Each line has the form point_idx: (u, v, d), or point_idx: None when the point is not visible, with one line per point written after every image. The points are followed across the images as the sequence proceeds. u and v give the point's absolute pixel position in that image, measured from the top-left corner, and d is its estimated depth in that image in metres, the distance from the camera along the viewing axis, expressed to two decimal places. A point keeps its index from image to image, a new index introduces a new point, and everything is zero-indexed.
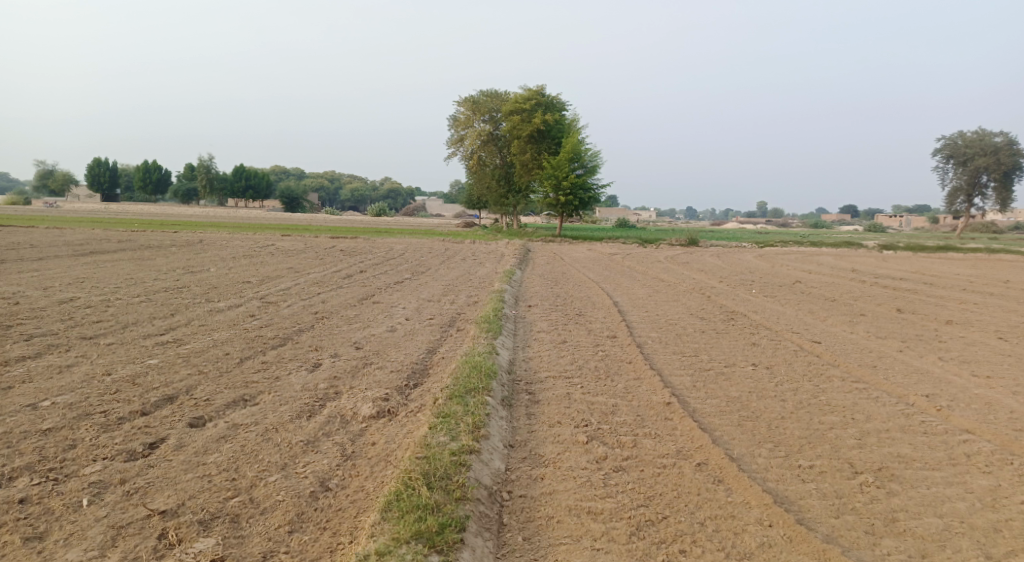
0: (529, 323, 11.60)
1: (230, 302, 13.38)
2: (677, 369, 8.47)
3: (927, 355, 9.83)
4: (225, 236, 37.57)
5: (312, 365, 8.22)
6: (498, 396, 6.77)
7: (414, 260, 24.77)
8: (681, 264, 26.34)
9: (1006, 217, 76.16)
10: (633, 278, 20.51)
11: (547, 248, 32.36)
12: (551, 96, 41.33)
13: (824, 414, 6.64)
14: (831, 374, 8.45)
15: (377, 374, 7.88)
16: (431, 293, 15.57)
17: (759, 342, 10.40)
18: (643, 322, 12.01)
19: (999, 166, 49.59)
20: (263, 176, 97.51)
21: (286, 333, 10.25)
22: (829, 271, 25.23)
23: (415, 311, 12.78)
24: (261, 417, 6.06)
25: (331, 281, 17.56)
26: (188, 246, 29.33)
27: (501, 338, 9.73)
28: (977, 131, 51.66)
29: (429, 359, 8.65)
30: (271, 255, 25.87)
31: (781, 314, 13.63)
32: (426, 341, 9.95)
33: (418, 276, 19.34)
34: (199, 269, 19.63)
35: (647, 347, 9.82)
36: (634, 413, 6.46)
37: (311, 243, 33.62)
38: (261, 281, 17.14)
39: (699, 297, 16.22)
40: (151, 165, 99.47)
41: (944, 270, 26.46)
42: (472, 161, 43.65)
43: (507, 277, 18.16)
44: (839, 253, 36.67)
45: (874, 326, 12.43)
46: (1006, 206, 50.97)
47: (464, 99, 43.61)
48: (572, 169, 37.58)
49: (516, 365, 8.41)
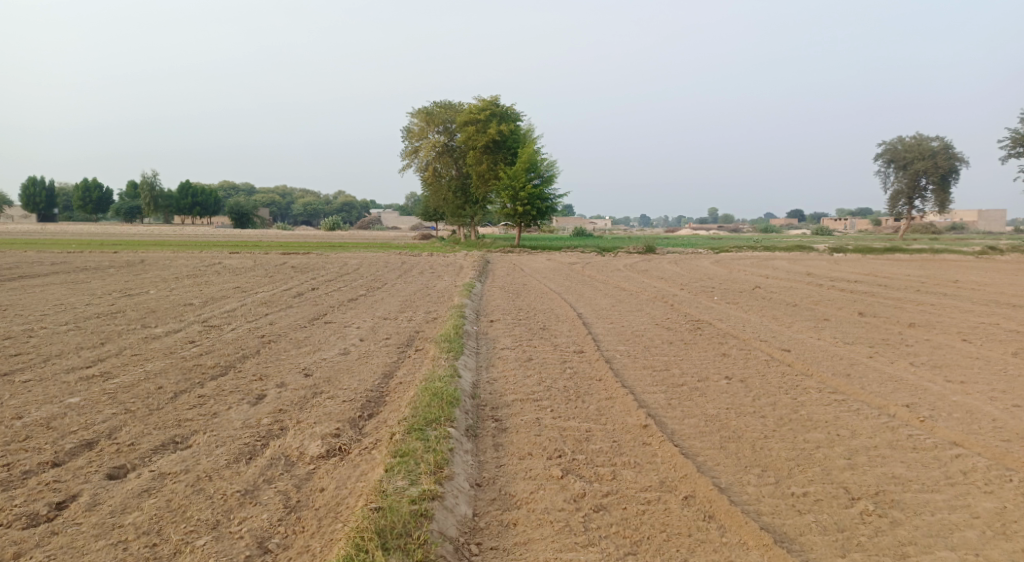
0: (491, 340, 11.03)
1: (168, 328, 12.46)
2: (650, 385, 8.01)
3: (898, 360, 9.62)
4: (170, 254, 36.07)
5: (255, 397, 7.52)
6: (462, 426, 6.19)
7: (369, 275, 24.00)
8: (641, 272, 26.14)
9: (945, 218, 78.97)
10: (594, 288, 20.18)
11: (506, 259, 31.92)
12: (505, 106, 41.06)
13: (809, 431, 6.25)
14: (807, 385, 8.13)
15: (328, 404, 7.23)
16: (387, 310, 14.88)
17: (730, 353, 10.05)
18: (609, 334, 11.58)
19: (937, 169, 51.25)
20: (211, 192, 94.80)
21: (228, 361, 9.47)
22: (786, 276, 25.33)
23: (369, 330, 12.10)
24: (192, 464, 5.36)
25: (282, 301, 16.73)
26: (129, 267, 27.95)
27: (462, 358, 9.13)
28: (915, 136, 53.49)
29: (385, 385, 8.01)
30: (217, 274, 24.74)
31: (746, 322, 13.38)
32: (381, 364, 9.30)
33: (374, 293, 18.61)
34: (138, 292, 18.51)
35: (616, 362, 9.36)
36: (609, 439, 5.96)
37: (260, 260, 32.46)
38: (205, 303, 16.20)
39: (663, 306, 15.94)
40: (92, 183, 95.83)
41: (895, 272, 26.86)
42: (427, 173, 42.98)
43: (466, 291, 17.58)
44: (792, 257, 37.11)
45: (839, 331, 12.26)
46: (945, 208, 52.61)
47: (417, 110, 42.98)
48: (528, 179, 37.27)
49: (479, 388, 7.83)
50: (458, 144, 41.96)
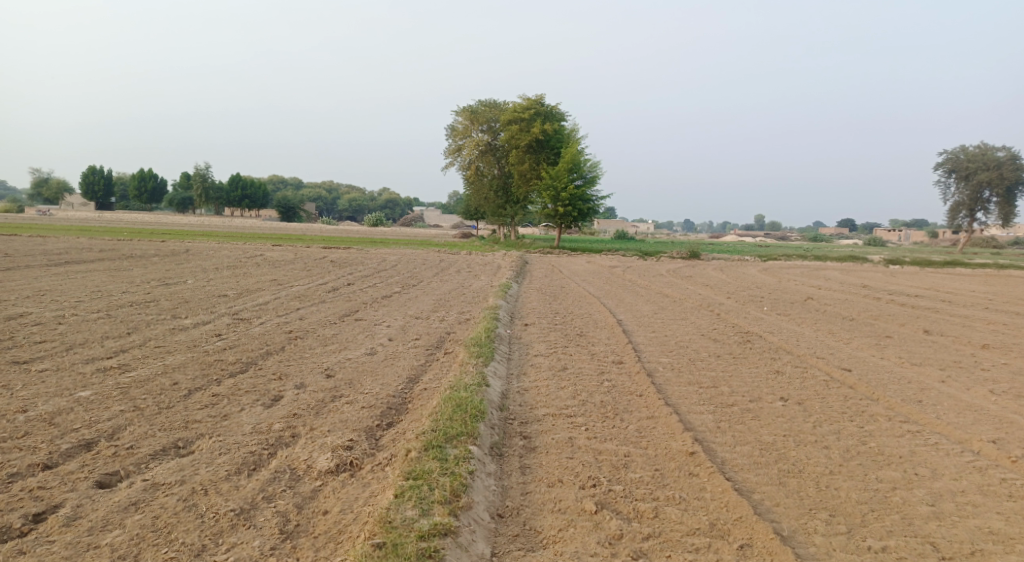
0: (525, 345, 10.43)
1: (197, 319, 12.21)
2: (696, 405, 7.28)
3: (975, 387, 8.65)
4: (215, 245, 36.51)
5: (270, 398, 7.06)
6: (486, 443, 5.59)
7: (406, 272, 23.67)
8: (685, 278, 25.23)
9: (1007, 231, 75.30)
10: (635, 293, 19.42)
11: (546, 260, 31.34)
12: (550, 105, 40.44)
13: (881, 468, 5.48)
14: (874, 411, 7.29)
15: (347, 410, 6.73)
16: (420, 309, 14.42)
17: (783, 371, 9.24)
18: (651, 344, 10.87)
19: (1002, 180, 48.67)
20: (259, 186, 96.58)
21: (250, 357, 9.08)
22: (839, 287, 24.09)
23: (399, 330, 11.61)
24: (189, 475, 4.89)
25: (315, 295, 16.44)
26: (172, 256, 28.24)
27: (492, 366, 8.53)
28: (979, 145, 50.98)
29: (409, 392, 7.47)
30: (256, 266, 24.73)
31: (800, 336, 12.49)
32: (407, 367, 8.78)
33: (409, 290, 18.20)
34: (175, 281, 18.47)
35: (659, 376, 8.64)
36: (651, 466, 5.29)
37: (300, 254, 32.48)
38: (239, 295, 16.01)
39: (708, 315, 15.09)
40: (147, 173, 98.94)
41: (959, 287, 25.32)
42: (470, 171, 42.65)
43: (503, 292, 17.03)
44: (845, 268, 35.52)
45: (904, 351, 11.28)
46: (1009, 222, 49.86)
47: (462, 108, 42.63)
48: (571, 180, 36.57)
49: (508, 400, 7.23)
50: (501, 143, 41.50)
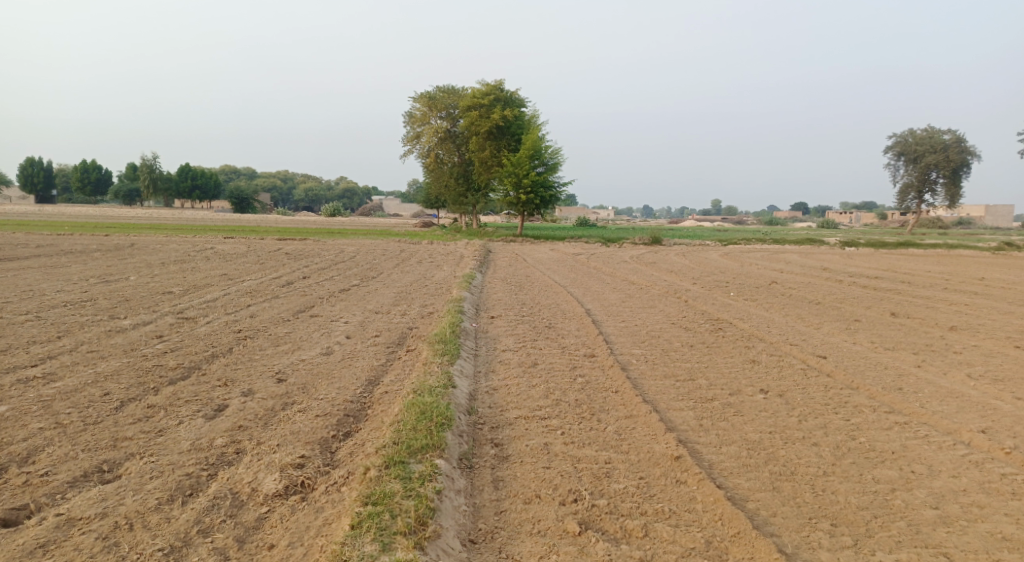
0: (491, 340, 9.91)
1: (138, 320, 11.34)
2: (676, 401, 6.88)
3: (952, 373, 8.46)
4: (163, 238, 35.00)
5: (213, 408, 6.39)
6: (455, 455, 5.07)
7: (365, 264, 22.86)
8: (649, 264, 25.07)
9: (952, 213, 77.64)
10: (601, 280, 19.10)
11: (509, 249, 30.87)
12: (509, 91, 39.79)
13: (876, 467, 5.15)
14: (857, 401, 6.99)
15: (299, 419, 6.12)
16: (380, 302, 13.78)
17: (760, 360, 8.93)
18: (622, 335, 10.48)
19: (947, 162, 49.86)
20: (211, 176, 93.58)
21: (193, 361, 8.36)
22: (801, 270, 24.19)
23: (357, 326, 10.95)
24: (112, 505, 4.26)
25: (268, 290, 15.63)
26: (116, 251, 26.84)
27: (458, 364, 7.99)
28: (926, 128, 52.14)
29: (368, 396, 6.89)
30: (206, 260, 23.60)
31: (771, 322, 12.26)
32: (366, 368, 8.18)
33: (368, 283, 17.48)
34: (117, 278, 17.38)
35: (633, 369, 8.22)
36: (635, 475, 4.86)
37: (254, 246, 31.30)
38: (186, 292, 15.09)
39: (676, 302, 14.77)
40: (90, 165, 94.87)
41: (916, 268, 25.71)
42: (429, 159, 41.77)
43: (466, 283, 16.48)
44: (804, 250, 35.93)
45: (875, 335, 11.11)
46: (955, 203, 51.18)
47: (419, 94, 41.65)
48: (532, 167, 36.05)
49: (477, 402, 6.71)
50: (460, 130, 40.71)
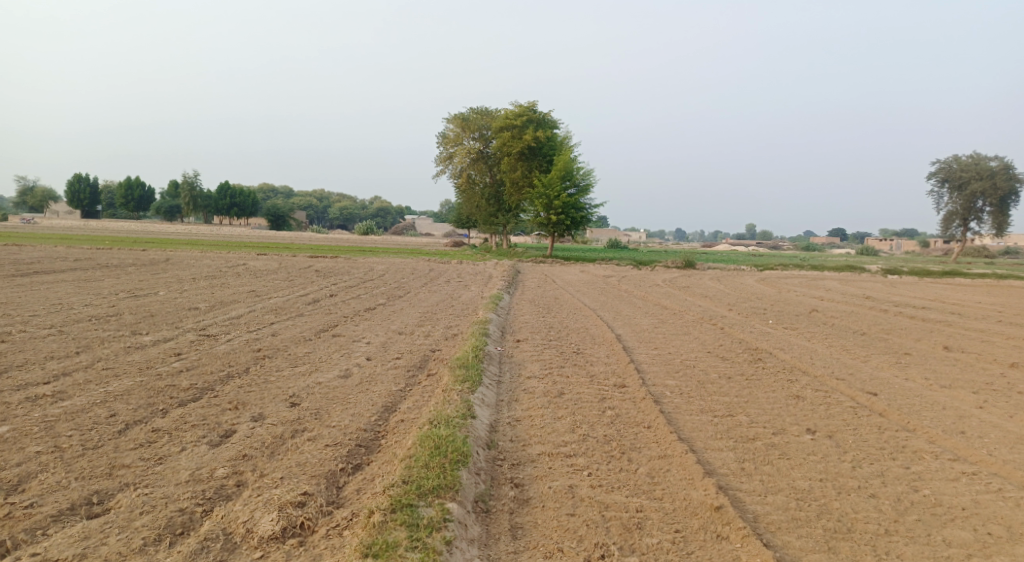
0: (516, 366, 9.47)
1: (159, 336, 11.16)
2: (714, 439, 6.34)
3: (1018, 415, 7.74)
4: (197, 254, 35.35)
5: (220, 434, 6.05)
6: (470, 497, 4.64)
7: (393, 283, 22.66)
8: (683, 289, 24.40)
9: (999, 242, 75.08)
10: (632, 304, 18.56)
11: (539, 270, 30.50)
12: (542, 112, 39.65)
13: (946, 527, 4.56)
14: (916, 446, 6.35)
15: (308, 449, 5.72)
16: (405, 323, 13.44)
17: (804, 395, 8.31)
18: (655, 363, 9.94)
19: (995, 190, 48.15)
20: (248, 194, 95.27)
21: (206, 382, 8.06)
22: (842, 299, 23.28)
23: (379, 348, 10.60)
24: (95, 547, 3.91)
25: (293, 308, 15.43)
26: (150, 265, 27.08)
27: (480, 392, 7.56)
28: (972, 154, 50.53)
29: (383, 425, 6.50)
30: (236, 276, 23.64)
31: (813, 353, 11.59)
32: (383, 393, 7.80)
33: (394, 302, 17.18)
34: (145, 293, 17.36)
35: (666, 403, 7.68)
36: (670, 528, 4.36)
37: (285, 263, 31.40)
38: (211, 308, 14.96)
39: (711, 330, 14.15)
40: (134, 181, 97.53)
41: (964, 298, 24.56)
42: (461, 179, 41.73)
43: (493, 304, 16.10)
44: (844, 278, 34.81)
45: (929, 370, 10.37)
46: (1002, 231, 49.34)
47: (453, 115, 41.74)
48: (564, 188, 35.71)
49: (497, 435, 6.26)
50: (492, 151, 40.62)
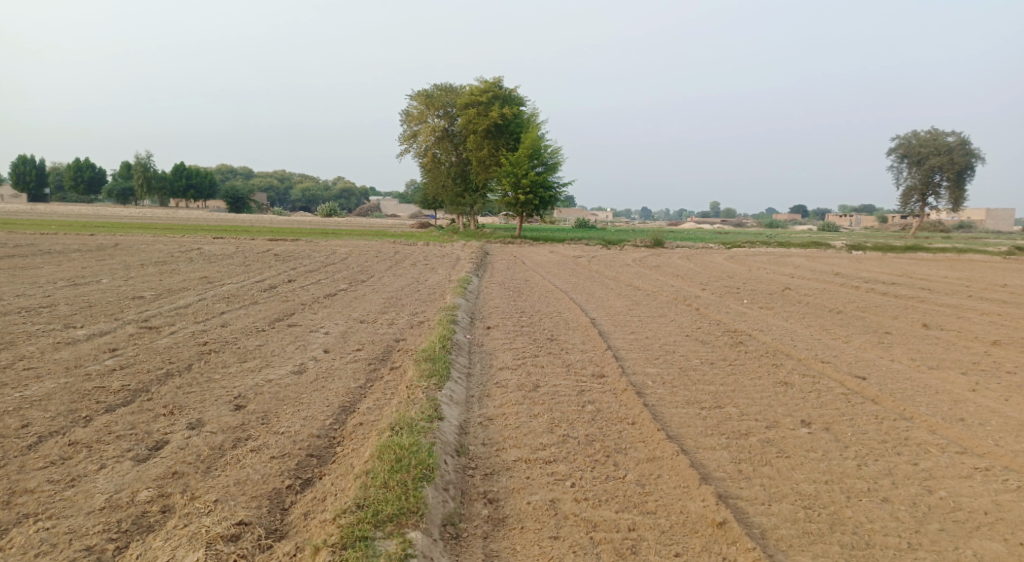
0: (487, 356, 8.83)
1: (95, 330, 10.20)
2: (704, 436, 5.79)
3: (1014, 399, 7.38)
4: (149, 238, 33.81)
5: (148, 447, 5.27)
6: (437, 523, 4.03)
7: (356, 266, 21.77)
8: (653, 268, 24.00)
9: (954, 217, 76.72)
10: (604, 285, 18.03)
11: (507, 251, 29.83)
12: (508, 89, 38.70)
13: (971, 536, 4.10)
14: (920, 438, 5.88)
15: (250, 463, 5.00)
16: (367, 310, 12.66)
17: (792, 381, 7.84)
18: (633, 349, 9.40)
19: (952, 165, 48.81)
20: (205, 175, 92.25)
21: (140, 382, 7.22)
22: (812, 275, 23.13)
23: (338, 338, 9.84)
24: None
25: (248, 296, 14.51)
26: (97, 251, 25.65)
27: (447, 387, 6.91)
28: (930, 130, 51.11)
29: (339, 430, 5.82)
30: (189, 262, 22.51)
31: (793, 334, 11.20)
32: (341, 391, 7.08)
33: (357, 287, 16.36)
34: (88, 281, 16.18)
35: (650, 394, 7.11)
36: (667, 552, 3.82)
37: (242, 246, 30.12)
38: (158, 297, 13.94)
39: (687, 311, 13.66)
40: (84, 163, 93.76)
41: (931, 273, 24.64)
42: (426, 159, 40.65)
43: (461, 288, 15.41)
44: (810, 254, 34.85)
45: (913, 350, 10.03)
46: (959, 206, 50.10)
47: (416, 93, 40.52)
48: (532, 167, 34.98)
49: (467, 440, 5.64)
50: (458, 129, 39.61)
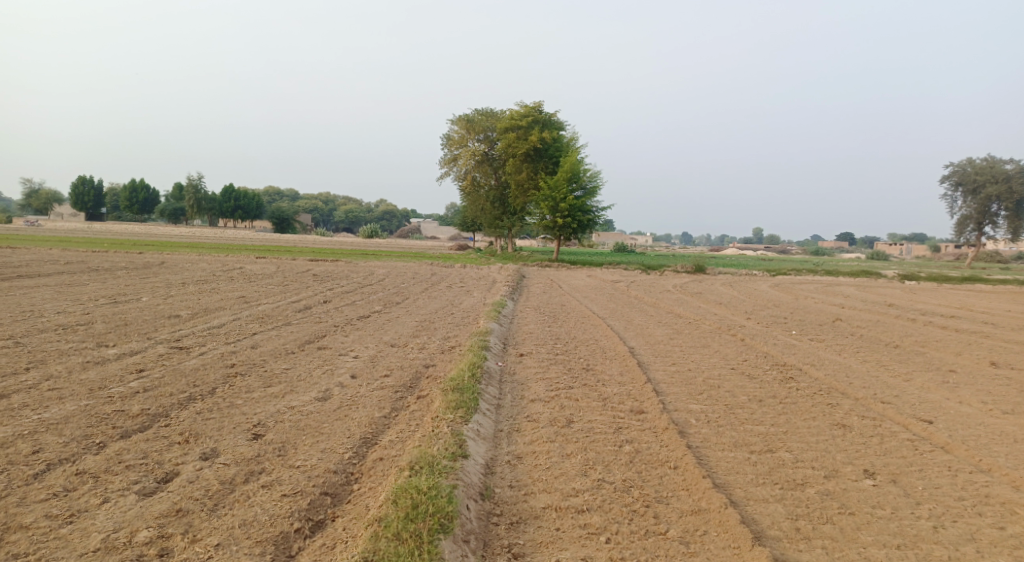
0: (518, 386, 8.40)
1: (125, 350, 10.09)
2: (755, 485, 5.25)
3: None
4: (194, 257, 34.42)
5: (156, 479, 4.99)
6: None
7: (392, 288, 21.63)
8: (695, 295, 23.29)
9: (1012, 246, 73.56)
10: (644, 312, 17.47)
11: (545, 274, 29.45)
12: (548, 113, 38.60)
13: None
14: (1003, 496, 5.23)
15: (259, 501, 4.68)
16: (399, 333, 12.37)
17: (850, 423, 7.21)
18: (674, 382, 8.85)
19: (1011, 194, 46.77)
20: (252, 197, 94.50)
21: (160, 406, 6.98)
22: (864, 306, 22.13)
23: (366, 363, 9.54)
24: None
25: (281, 317, 14.38)
26: (142, 269, 26.09)
27: (474, 421, 6.50)
28: (986, 157, 49.13)
29: (358, 465, 5.48)
30: (229, 280, 22.67)
31: (847, 369, 10.50)
32: (364, 421, 6.73)
33: (391, 310, 16.11)
34: (127, 299, 16.30)
35: (693, 434, 6.58)
36: None
37: (282, 266, 30.37)
38: (192, 317, 13.90)
39: (731, 342, 13.00)
40: (139, 184, 97.08)
41: (992, 306, 23.35)
42: (465, 182, 40.74)
43: (496, 312, 15.03)
44: (859, 283, 33.58)
45: (982, 391, 9.25)
46: (1018, 236, 47.88)
47: (458, 117, 40.73)
48: (571, 191, 34.65)
49: (493, 482, 5.22)
50: (498, 153, 39.60)
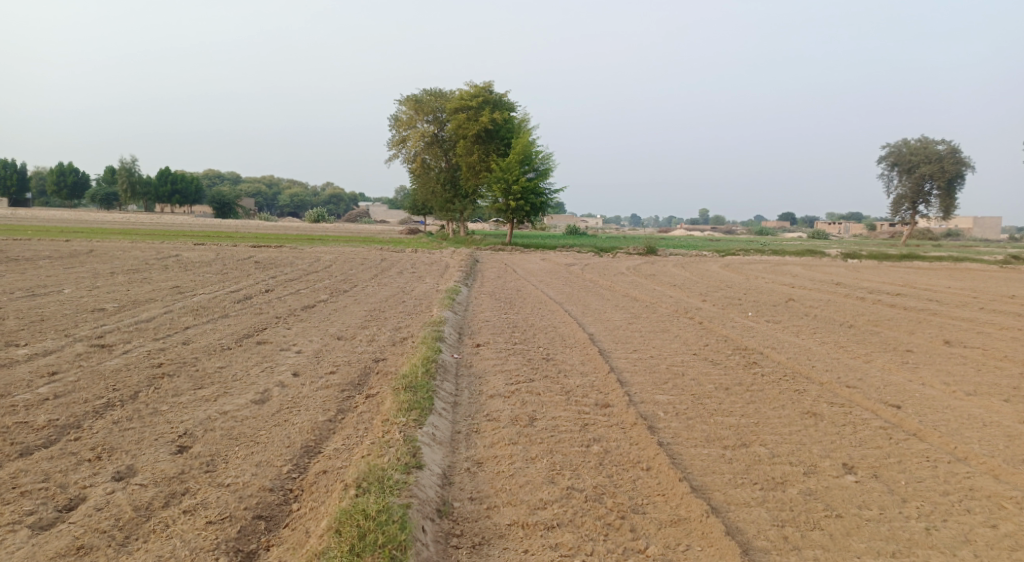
0: (475, 380, 7.87)
1: (38, 349, 9.10)
2: (734, 487, 4.88)
3: None
4: (126, 244, 32.58)
5: (57, 508, 4.30)
6: None
7: (340, 274, 20.76)
8: (649, 277, 23.14)
9: (942, 224, 76.40)
10: (601, 296, 17.14)
11: (497, 258, 28.91)
12: (498, 93, 37.84)
13: None
14: (986, 488, 4.99)
15: (180, 532, 4.06)
16: (346, 324, 11.66)
17: (821, 412, 6.92)
18: (637, 372, 8.46)
19: (942, 174, 48.39)
20: (191, 180, 90.75)
21: (71, 416, 6.18)
22: (813, 285, 22.35)
23: (311, 358, 8.85)
24: None
25: (219, 308, 13.45)
26: (68, 258, 24.39)
27: (430, 424, 5.94)
28: (921, 138, 50.71)
29: (298, 480, 4.89)
30: (163, 270, 21.35)
31: (807, 352, 10.33)
32: (307, 426, 6.10)
33: (338, 299, 15.30)
34: (48, 292, 15.04)
35: (663, 429, 6.18)
36: None
37: (222, 254, 28.93)
38: (120, 310, 12.85)
39: (690, 325, 12.74)
40: (67, 168, 92.04)
41: (933, 283, 23.91)
42: (415, 164, 39.74)
43: (449, 299, 14.42)
44: (804, 262, 34.20)
45: (942, 372, 9.16)
46: (950, 214, 49.62)
47: (406, 97, 39.55)
48: (522, 172, 34.07)
49: (452, 495, 4.71)
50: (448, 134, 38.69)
